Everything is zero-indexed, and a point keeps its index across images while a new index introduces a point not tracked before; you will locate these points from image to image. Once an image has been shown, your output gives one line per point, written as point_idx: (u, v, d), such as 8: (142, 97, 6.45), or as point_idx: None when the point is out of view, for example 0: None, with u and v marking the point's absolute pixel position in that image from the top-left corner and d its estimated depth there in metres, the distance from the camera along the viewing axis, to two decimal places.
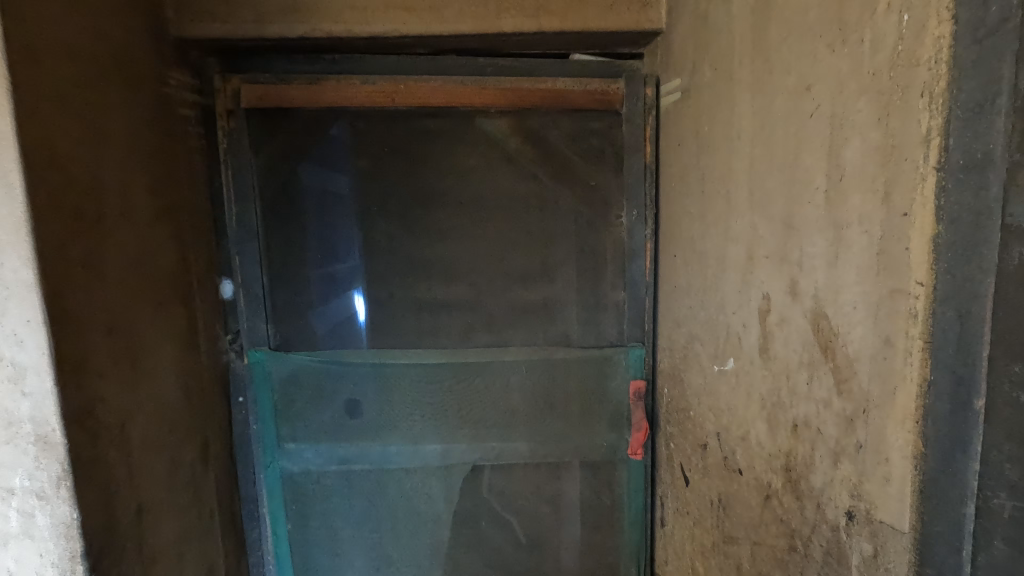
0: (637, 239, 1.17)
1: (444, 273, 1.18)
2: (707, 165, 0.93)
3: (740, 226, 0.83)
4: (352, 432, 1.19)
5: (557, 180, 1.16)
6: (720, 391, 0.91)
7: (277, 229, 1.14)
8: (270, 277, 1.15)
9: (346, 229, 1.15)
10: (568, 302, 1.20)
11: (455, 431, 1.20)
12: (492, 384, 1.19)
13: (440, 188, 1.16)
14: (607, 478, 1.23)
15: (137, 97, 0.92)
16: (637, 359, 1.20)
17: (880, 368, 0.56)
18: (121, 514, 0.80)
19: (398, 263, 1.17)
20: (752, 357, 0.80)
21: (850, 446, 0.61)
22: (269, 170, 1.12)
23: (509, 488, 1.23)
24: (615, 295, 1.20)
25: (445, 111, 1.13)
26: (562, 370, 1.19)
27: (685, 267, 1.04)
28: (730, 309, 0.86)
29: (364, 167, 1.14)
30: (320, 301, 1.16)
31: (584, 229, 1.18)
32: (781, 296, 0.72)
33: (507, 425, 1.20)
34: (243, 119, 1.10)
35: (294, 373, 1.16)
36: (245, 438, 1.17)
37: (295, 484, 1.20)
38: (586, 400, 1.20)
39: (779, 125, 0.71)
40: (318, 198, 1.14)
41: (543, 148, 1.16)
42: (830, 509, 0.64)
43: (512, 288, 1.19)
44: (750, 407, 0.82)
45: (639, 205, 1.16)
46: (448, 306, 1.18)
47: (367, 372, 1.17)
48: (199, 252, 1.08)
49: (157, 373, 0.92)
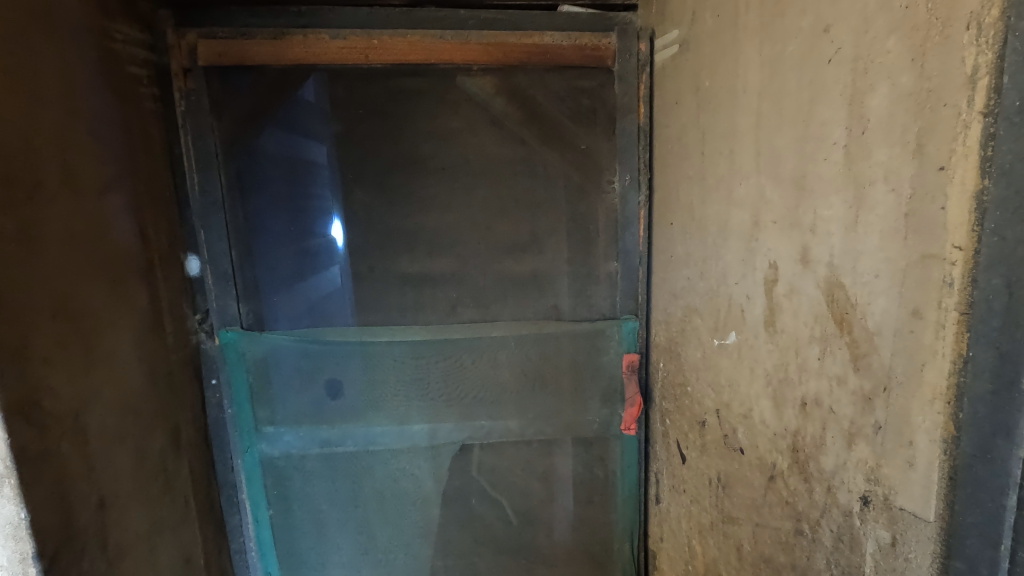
0: (630, 206, 1.10)
1: (427, 244, 1.11)
2: (707, 123, 0.86)
3: (745, 189, 0.76)
4: (334, 413, 1.13)
5: (545, 143, 1.09)
6: (720, 365, 0.86)
7: (245, 199, 1.06)
8: (239, 252, 1.07)
9: (321, 199, 1.07)
10: (558, 274, 1.13)
11: (442, 411, 1.15)
12: (480, 361, 1.13)
13: (420, 153, 1.08)
14: (600, 454, 1.19)
15: (77, 53, 0.82)
16: (630, 332, 1.14)
17: (906, 343, 0.51)
18: (79, 508, 0.74)
19: (377, 234, 1.09)
20: (757, 331, 0.75)
21: (866, 427, 0.56)
22: (235, 136, 1.04)
23: (500, 466, 1.19)
24: (608, 266, 1.14)
25: (424, 69, 1.05)
26: (554, 345, 1.13)
27: (682, 235, 0.97)
28: (732, 279, 0.81)
29: (338, 132, 1.05)
30: (295, 277, 1.09)
31: (574, 196, 1.11)
32: (789, 264, 0.67)
33: (496, 404, 1.15)
34: (203, 80, 1.01)
35: (270, 353, 1.09)
36: (220, 422, 1.11)
37: (275, 469, 1.14)
38: (579, 376, 1.15)
39: (792, 75, 0.64)
40: (290, 166, 1.06)
41: (531, 109, 1.08)
42: (842, 493, 0.60)
43: (499, 260, 1.12)
44: (754, 384, 0.76)
45: (632, 170, 1.09)
46: (431, 280, 1.12)
47: (348, 351, 1.10)
48: (160, 226, 1.00)
49: (115, 357, 0.85)
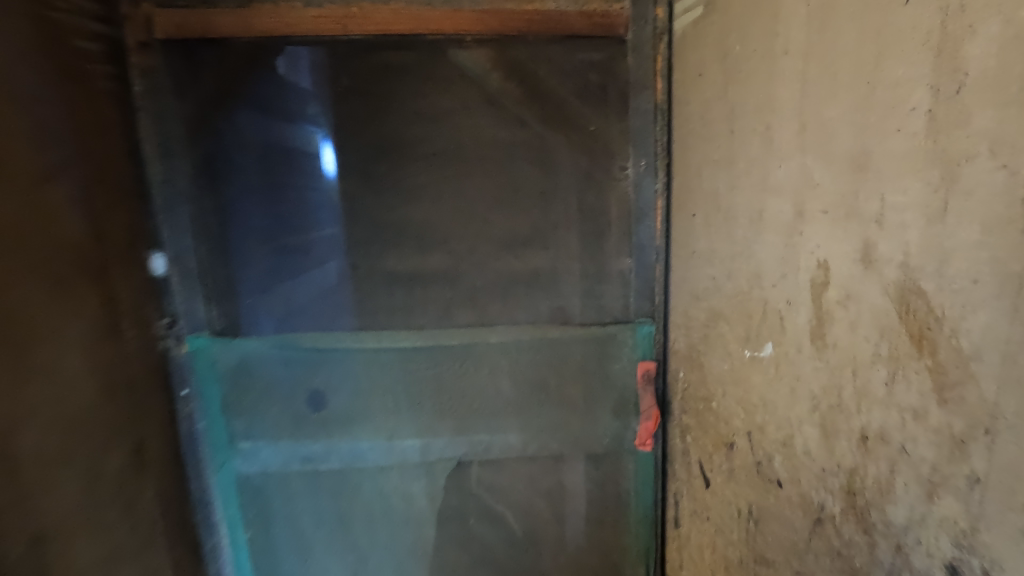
0: (644, 196, 0.97)
1: (417, 239, 0.98)
2: (737, 97, 0.73)
3: (784, 173, 0.63)
4: (316, 428, 1.02)
5: (548, 126, 0.96)
6: (754, 381, 0.73)
7: (214, 189, 0.95)
8: (207, 249, 0.97)
9: (298, 190, 0.96)
10: (564, 272, 1.01)
11: (436, 424, 1.03)
12: (477, 370, 1.01)
13: (408, 137, 0.95)
14: (612, 471, 1.07)
15: (8, 21, 0.70)
16: (646, 337, 1.01)
17: (1017, 375, 0.39)
18: (7, 548, 0.64)
19: (361, 229, 0.97)
20: (800, 344, 0.62)
21: (957, 479, 0.44)
22: (200, 120, 0.93)
23: (500, 484, 1.07)
24: (620, 263, 1.00)
25: (410, 41, 0.92)
26: (559, 352, 1.01)
27: (706, 228, 0.84)
28: (767, 281, 0.68)
29: (314, 114, 0.94)
30: (270, 278, 0.98)
31: (582, 185, 0.98)
32: (845, 264, 0.54)
33: (496, 416, 1.04)
34: (161, 57, 0.90)
35: (243, 361, 0.98)
36: (192, 436, 1.01)
37: (253, 487, 1.04)
38: (587, 385, 1.03)
39: (851, 25, 0.52)
40: (263, 153, 0.95)
41: (532, 86, 0.95)
42: (918, 556, 0.48)
43: (498, 257, 1.00)
44: (796, 406, 0.63)
45: (648, 154, 0.95)
46: (422, 280, 1.00)
47: (330, 359, 0.99)
48: (118, 220, 0.88)
49: (58, 370, 0.75)
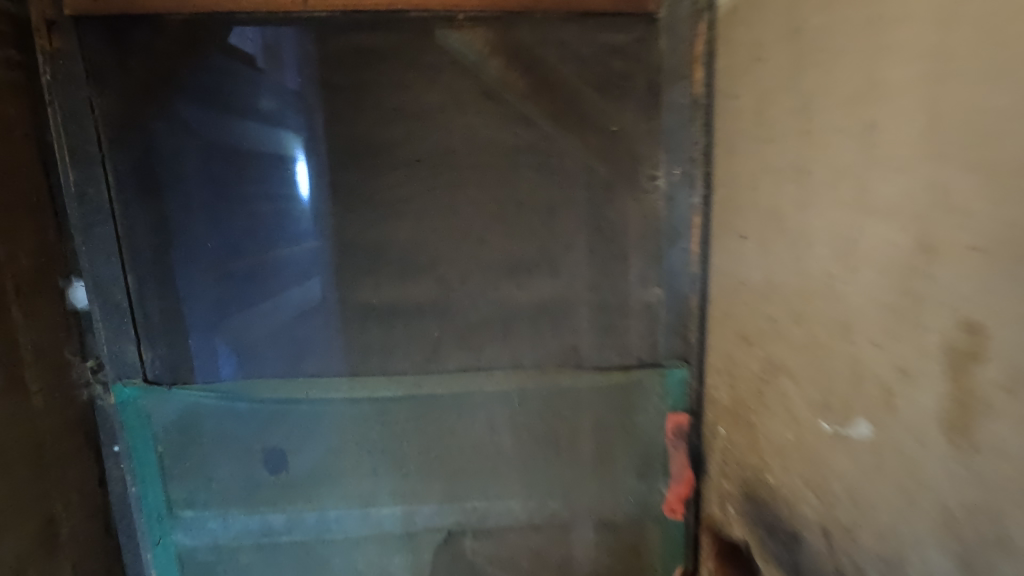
0: (679, 212, 0.78)
1: (397, 263, 0.80)
2: (815, 85, 0.54)
3: (895, 189, 0.46)
4: (275, 494, 0.83)
5: (560, 125, 0.77)
6: (839, 466, 0.54)
7: (144, 204, 0.76)
8: (137, 278, 0.78)
9: (251, 204, 0.77)
10: (578, 304, 0.82)
11: (421, 488, 0.85)
12: (471, 423, 0.83)
13: (385, 139, 0.77)
14: (635, 543, 0.88)
15: None
16: (677, 384, 0.83)
17: None
18: None
19: (328, 252, 0.79)
20: (927, 432, 0.43)
21: None
22: (125, 117, 0.74)
23: (498, 559, 0.88)
24: (646, 293, 0.82)
25: (387, 20, 0.74)
26: (569, 401, 0.83)
27: (762, 255, 0.66)
28: (862, 334, 0.50)
29: (267, 111, 0.75)
30: (217, 312, 0.79)
31: (599, 198, 0.79)
32: (1013, 327, 0.36)
33: (493, 478, 0.85)
34: (75, 40, 0.72)
35: (183, 415, 0.80)
36: (125, 501, 0.84)
37: (198, 565, 0.85)
38: (603, 441, 0.85)
39: None
40: (207, 158, 0.76)
41: (540, 76, 0.76)
42: None
43: (496, 286, 0.81)
44: (918, 518, 0.45)
45: (683, 160, 0.76)
46: (403, 315, 0.81)
47: (292, 410, 0.81)
48: (20, 242, 0.72)
49: None
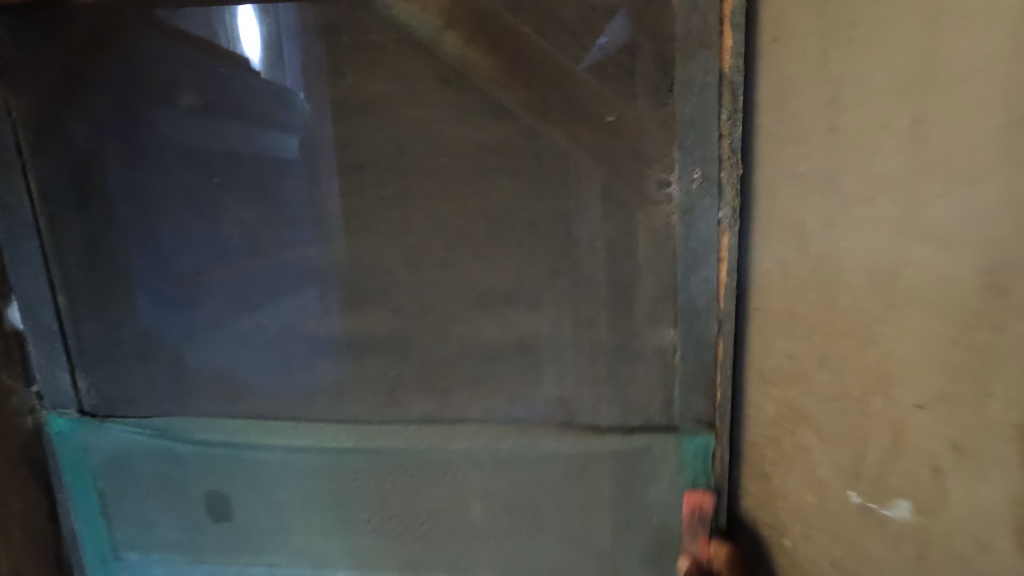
0: (697, 229, 0.58)
1: (344, 290, 0.66)
2: None
3: None
4: (218, 544, 0.74)
5: (538, 116, 0.59)
6: None
7: (69, 216, 0.68)
8: (66, 297, 0.70)
9: (179, 216, 0.66)
10: (565, 346, 0.64)
11: (378, 555, 0.72)
12: (434, 484, 0.69)
13: (325, 138, 0.63)
14: None
15: None
16: (695, 453, 0.63)
17: None
18: None
19: (264, 274, 0.67)
20: None
21: None
22: (43, 118, 0.66)
23: None
24: (656, 336, 0.62)
25: None
26: (554, 466, 0.66)
27: None
28: None
29: (190, 107, 0.63)
30: (149, 339, 0.70)
31: (591, 211, 0.61)
32: None
33: (462, 552, 0.70)
34: None
35: (121, 451, 0.72)
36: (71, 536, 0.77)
37: None
38: (598, 519, 0.67)
39: None
40: (128, 163, 0.66)
41: (511, 51, 0.58)
42: None
43: (463, 321, 0.65)
44: None
45: (699, 159, 0.57)
46: (353, 351, 0.67)
47: (231, 454, 0.70)
48: None
49: None
